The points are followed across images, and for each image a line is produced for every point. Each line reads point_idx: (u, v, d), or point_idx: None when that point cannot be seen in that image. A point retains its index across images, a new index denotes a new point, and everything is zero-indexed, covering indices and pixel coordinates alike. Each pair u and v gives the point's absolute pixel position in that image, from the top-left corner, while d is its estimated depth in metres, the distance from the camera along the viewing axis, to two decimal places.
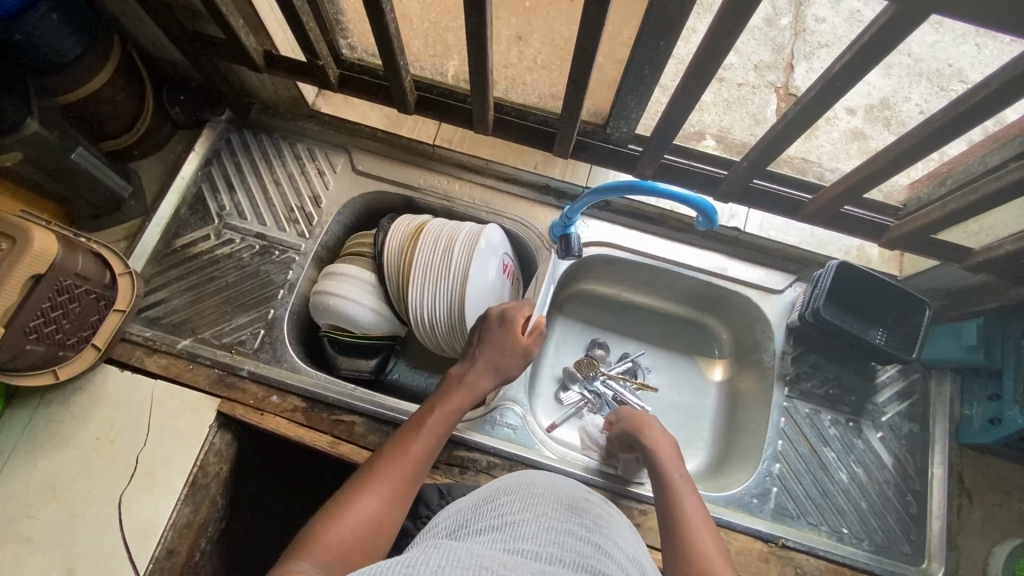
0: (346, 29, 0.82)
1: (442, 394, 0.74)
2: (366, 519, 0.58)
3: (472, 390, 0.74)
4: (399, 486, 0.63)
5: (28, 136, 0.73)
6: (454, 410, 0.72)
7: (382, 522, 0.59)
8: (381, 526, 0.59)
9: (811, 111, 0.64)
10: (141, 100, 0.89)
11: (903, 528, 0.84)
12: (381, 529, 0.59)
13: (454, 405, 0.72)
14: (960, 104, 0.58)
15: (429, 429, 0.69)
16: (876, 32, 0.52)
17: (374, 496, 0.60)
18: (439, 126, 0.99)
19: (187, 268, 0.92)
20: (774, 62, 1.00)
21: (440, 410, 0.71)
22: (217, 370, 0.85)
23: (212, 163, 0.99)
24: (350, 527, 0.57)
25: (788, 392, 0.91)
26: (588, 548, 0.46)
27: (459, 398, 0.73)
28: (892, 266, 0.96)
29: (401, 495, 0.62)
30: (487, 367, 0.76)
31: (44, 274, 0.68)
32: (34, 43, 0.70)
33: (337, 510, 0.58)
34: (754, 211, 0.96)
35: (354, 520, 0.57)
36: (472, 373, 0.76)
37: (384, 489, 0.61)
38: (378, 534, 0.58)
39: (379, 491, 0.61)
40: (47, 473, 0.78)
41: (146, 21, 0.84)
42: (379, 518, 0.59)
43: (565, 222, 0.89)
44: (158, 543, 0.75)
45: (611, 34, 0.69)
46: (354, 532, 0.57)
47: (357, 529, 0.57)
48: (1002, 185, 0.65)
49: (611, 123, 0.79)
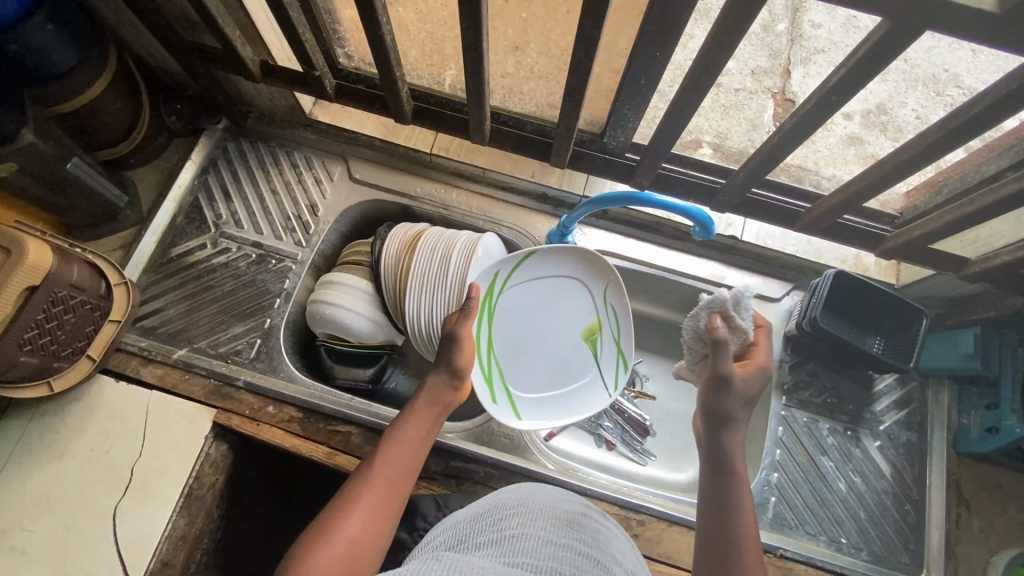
0: (343, 38, 0.82)
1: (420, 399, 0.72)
2: (349, 538, 0.56)
3: (439, 400, 0.72)
4: (379, 503, 0.60)
5: (23, 147, 0.73)
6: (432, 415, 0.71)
7: (365, 542, 0.57)
8: (365, 544, 0.56)
9: (807, 123, 0.64)
10: (138, 108, 0.89)
11: (902, 538, 0.84)
12: (366, 548, 0.56)
13: (427, 418, 0.70)
14: (956, 117, 0.59)
15: (409, 437, 0.68)
16: (870, 46, 0.53)
17: (353, 516, 0.58)
18: (437, 135, 0.99)
19: (183, 278, 0.92)
20: (771, 68, 1.00)
21: (419, 416, 0.70)
22: (213, 380, 0.85)
23: (209, 172, 0.98)
24: (332, 551, 0.54)
25: (787, 401, 0.91)
26: (587, 563, 0.46)
27: (428, 406, 0.71)
28: (889, 274, 0.96)
29: (382, 512, 0.60)
30: (442, 372, 0.74)
31: (39, 284, 0.68)
32: (29, 53, 0.69)
33: (318, 538, 0.55)
34: (751, 221, 0.95)
35: (337, 543, 0.55)
36: (430, 384, 0.73)
37: (361, 508, 0.59)
38: (364, 553, 0.56)
39: (357, 511, 0.58)
40: (42, 484, 0.77)
41: (142, 30, 0.84)
42: (361, 538, 0.56)
43: (562, 230, 0.90)
44: (153, 555, 0.75)
45: (608, 44, 0.69)
46: (338, 554, 0.54)
47: (340, 553, 0.54)
48: (998, 198, 0.65)
49: (608, 132, 0.78)
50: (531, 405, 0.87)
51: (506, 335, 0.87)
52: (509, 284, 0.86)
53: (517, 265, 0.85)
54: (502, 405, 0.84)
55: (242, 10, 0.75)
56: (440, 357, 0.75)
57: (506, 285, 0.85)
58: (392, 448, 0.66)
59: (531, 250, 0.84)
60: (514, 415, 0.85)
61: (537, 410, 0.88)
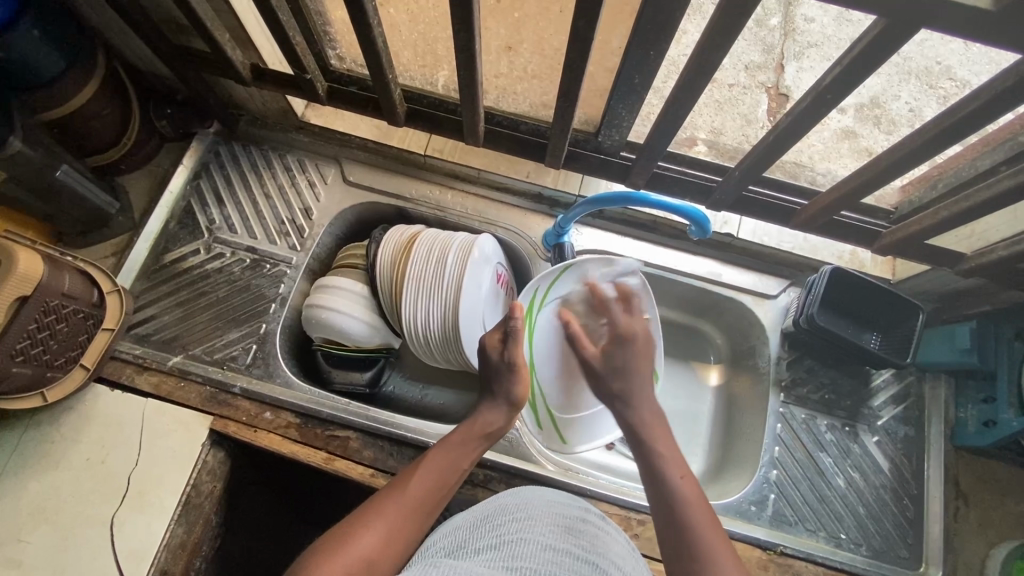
0: (335, 41, 0.81)
1: (457, 428, 0.72)
2: (362, 555, 0.55)
3: (486, 432, 0.71)
4: (399, 523, 0.60)
5: (12, 155, 0.72)
6: (467, 444, 0.70)
7: (377, 558, 0.56)
8: (379, 562, 0.56)
9: (802, 121, 0.64)
10: (127, 113, 0.88)
11: (901, 533, 0.84)
12: (377, 568, 0.55)
13: (466, 448, 0.70)
14: (949, 115, 0.59)
15: (443, 463, 0.67)
16: (866, 45, 0.52)
17: (374, 531, 0.58)
18: (431, 137, 0.98)
19: (177, 284, 0.91)
20: (765, 62, 1.00)
21: (456, 443, 0.69)
22: (208, 387, 0.84)
23: (201, 176, 0.97)
24: (345, 560, 0.54)
25: (784, 398, 0.91)
26: (586, 567, 0.46)
27: (472, 437, 0.70)
28: (884, 269, 0.96)
29: (402, 534, 0.59)
30: (499, 404, 0.73)
31: (30, 296, 0.67)
32: (15, 59, 0.68)
33: (335, 547, 0.55)
34: (747, 219, 0.95)
35: (350, 554, 0.55)
36: (484, 414, 0.73)
37: (382, 525, 0.59)
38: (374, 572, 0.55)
39: (377, 528, 0.58)
40: (37, 495, 0.77)
41: (130, 35, 0.83)
42: (375, 556, 0.56)
43: (558, 230, 0.91)
44: (151, 563, 0.74)
45: (601, 43, 0.68)
46: (348, 568, 0.54)
47: (350, 567, 0.54)
48: (993, 193, 0.65)
49: (602, 132, 0.78)
50: (574, 427, 0.91)
51: (554, 356, 0.89)
52: (549, 299, 0.86)
53: (551, 279, 0.85)
54: (547, 429, 0.89)
55: (231, 14, 0.74)
56: (497, 389, 0.74)
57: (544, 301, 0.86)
58: (425, 469, 0.65)
59: (564, 267, 0.83)
60: (560, 440, 0.90)
61: (582, 428, 0.91)
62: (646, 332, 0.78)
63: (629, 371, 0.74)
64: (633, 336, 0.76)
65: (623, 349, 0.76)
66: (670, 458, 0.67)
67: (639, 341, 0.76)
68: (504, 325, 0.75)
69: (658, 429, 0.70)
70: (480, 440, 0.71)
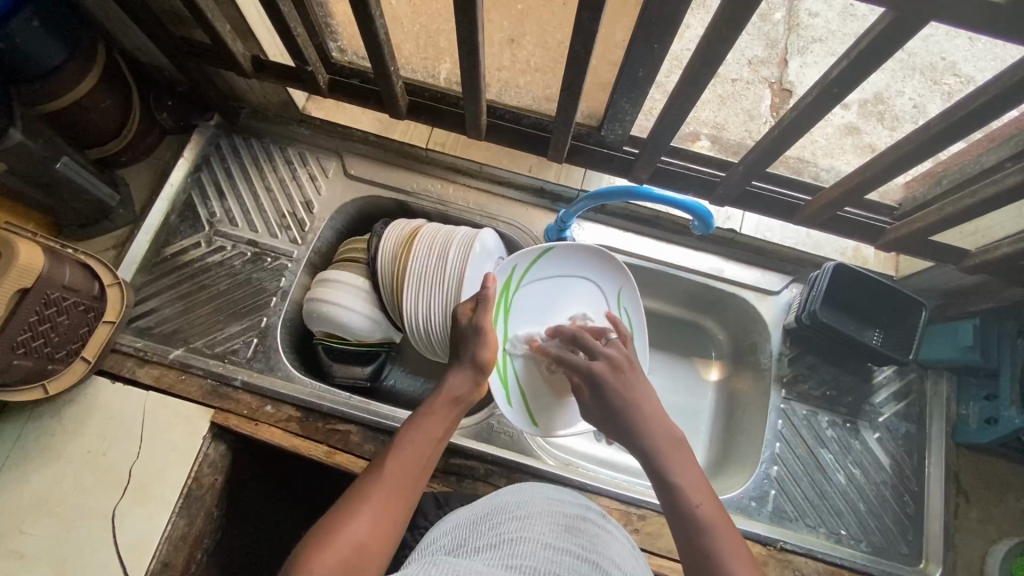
0: (336, 32, 0.80)
1: (426, 400, 0.71)
2: (354, 540, 0.54)
3: (455, 399, 0.71)
4: (384, 503, 0.59)
5: (12, 146, 0.72)
6: (442, 416, 0.69)
7: (369, 543, 0.55)
8: (372, 548, 0.55)
9: (809, 115, 0.63)
10: (128, 105, 0.88)
11: (901, 530, 0.84)
12: (372, 550, 0.55)
13: (441, 419, 0.69)
14: (958, 109, 0.58)
15: (420, 436, 0.67)
16: (873, 38, 0.52)
17: (362, 517, 0.57)
18: (433, 129, 0.97)
19: (178, 277, 0.91)
20: (768, 58, 0.99)
21: (431, 415, 0.69)
22: (209, 380, 0.84)
23: (202, 169, 0.97)
24: (337, 553, 0.52)
25: (785, 394, 0.91)
26: (587, 567, 0.46)
27: (444, 404, 0.70)
28: (888, 266, 0.95)
29: (389, 513, 0.59)
30: (465, 368, 0.74)
31: (30, 287, 0.67)
32: (14, 49, 0.68)
33: (324, 539, 0.54)
34: (750, 214, 0.94)
35: (341, 545, 0.53)
36: (452, 381, 0.73)
37: (368, 507, 0.58)
38: (370, 555, 0.54)
39: (366, 512, 0.57)
40: (39, 487, 0.77)
41: (130, 25, 0.82)
42: (367, 538, 0.55)
43: (560, 225, 0.90)
44: (152, 556, 0.75)
45: (605, 36, 0.67)
46: (342, 555, 0.52)
47: (343, 556, 0.52)
48: (1001, 189, 0.64)
49: (605, 126, 0.78)
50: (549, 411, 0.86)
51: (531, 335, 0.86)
52: (526, 279, 0.87)
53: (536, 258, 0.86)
54: (517, 407, 0.85)
55: (232, 5, 0.74)
56: (463, 353, 0.75)
57: (523, 280, 0.86)
58: (403, 446, 0.65)
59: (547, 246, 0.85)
60: (529, 422, 0.85)
61: (555, 415, 0.87)
62: (614, 362, 0.73)
63: (622, 405, 0.69)
64: (599, 378, 0.72)
65: (601, 395, 0.71)
66: (682, 469, 0.61)
67: (612, 375, 0.71)
68: (476, 295, 0.78)
69: (676, 451, 0.63)
70: (449, 406, 0.71)
